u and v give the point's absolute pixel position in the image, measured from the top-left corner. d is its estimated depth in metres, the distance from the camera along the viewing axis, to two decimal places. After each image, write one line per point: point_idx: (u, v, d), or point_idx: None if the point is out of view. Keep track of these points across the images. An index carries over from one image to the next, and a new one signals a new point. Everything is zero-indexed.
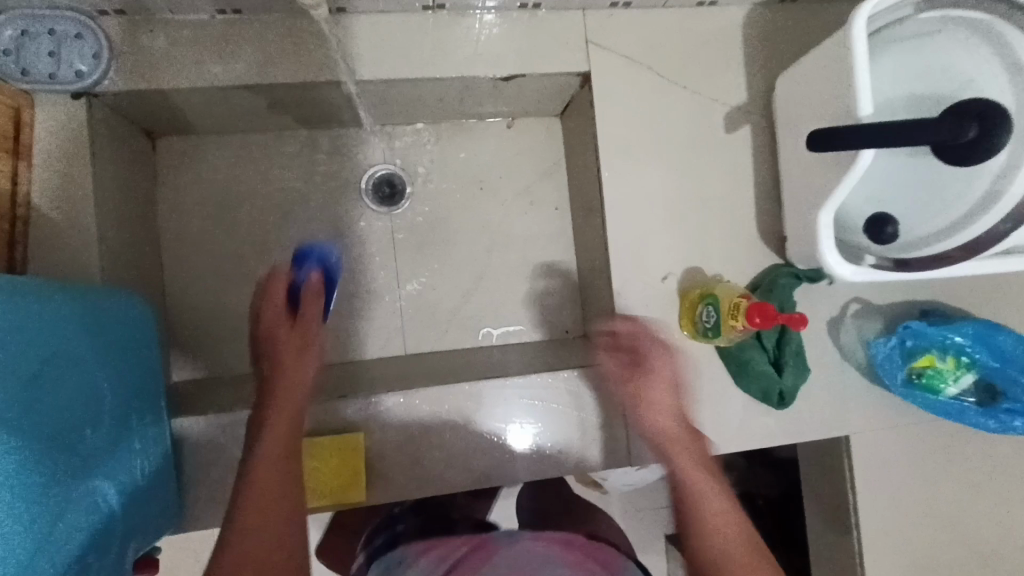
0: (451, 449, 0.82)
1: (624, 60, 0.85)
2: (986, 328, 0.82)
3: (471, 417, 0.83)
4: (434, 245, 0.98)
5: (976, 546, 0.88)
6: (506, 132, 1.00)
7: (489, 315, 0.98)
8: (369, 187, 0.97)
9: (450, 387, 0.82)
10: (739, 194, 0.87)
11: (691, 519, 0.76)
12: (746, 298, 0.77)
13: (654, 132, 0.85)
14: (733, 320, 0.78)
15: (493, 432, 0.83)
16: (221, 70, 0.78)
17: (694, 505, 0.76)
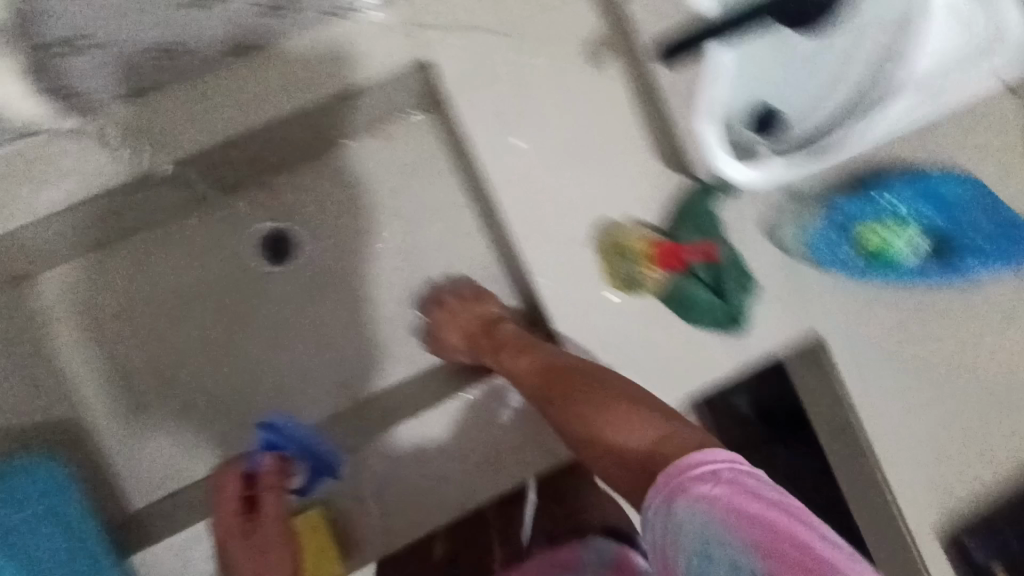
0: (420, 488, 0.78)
1: (458, 33, 0.78)
2: (920, 181, 0.75)
3: (429, 450, 0.79)
4: (349, 289, 0.92)
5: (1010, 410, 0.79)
6: (380, 144, 0.92)
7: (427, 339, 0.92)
8: (261, 248, 0.91)
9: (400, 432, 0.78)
10: (627, 128, 0.79)
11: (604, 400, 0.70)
12: (656, 240, 0.77)
13: (516, 97, 0.78)
14: (651, 264, 0.76)
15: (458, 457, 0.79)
16: (43, 195, 0.72)
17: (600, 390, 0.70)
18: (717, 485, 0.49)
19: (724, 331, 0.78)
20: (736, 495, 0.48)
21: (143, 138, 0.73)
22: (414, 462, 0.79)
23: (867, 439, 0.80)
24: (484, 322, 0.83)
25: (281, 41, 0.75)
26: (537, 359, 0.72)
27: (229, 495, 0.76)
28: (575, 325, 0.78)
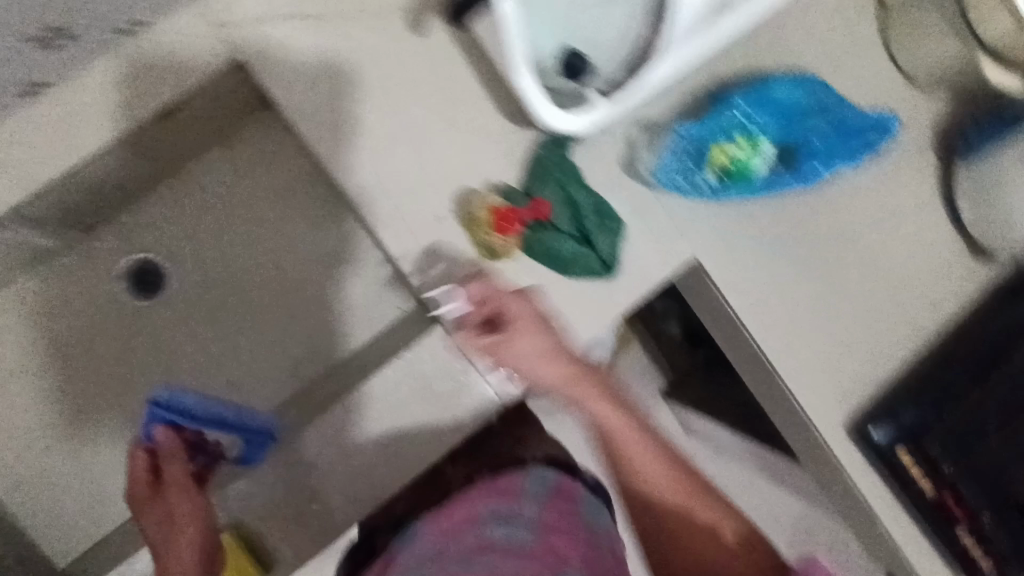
0: (334, 494, 0.76)
1: (265, 26, 0.74)
2: (753, 91, 0.74)
3: (331, 456, 0.75)
4: (246, 296, 0.97)
5: (880, 290, 0.83)
6: (228, 153, 0.96)
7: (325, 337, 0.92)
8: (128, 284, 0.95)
9: (301, 446, 0.75)
10: (465, 89, 0.76)
11: (623, 470, 0.67)
12: (492, 206, 0.75)
13: (342, 79, 0.74)
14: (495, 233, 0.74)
15: (362, 456, 0.76)
16: None
17: (617, 455, 0.67)
18: None
19: (599, 277, 0.77)
20: None
21: None
22: (321, 470, 0.76)
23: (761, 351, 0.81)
24: (560, 352, 0.68)
25: (81, 70, 0.72)
26: (666, 461, 0.66)
27: (139, 470, 0.73)
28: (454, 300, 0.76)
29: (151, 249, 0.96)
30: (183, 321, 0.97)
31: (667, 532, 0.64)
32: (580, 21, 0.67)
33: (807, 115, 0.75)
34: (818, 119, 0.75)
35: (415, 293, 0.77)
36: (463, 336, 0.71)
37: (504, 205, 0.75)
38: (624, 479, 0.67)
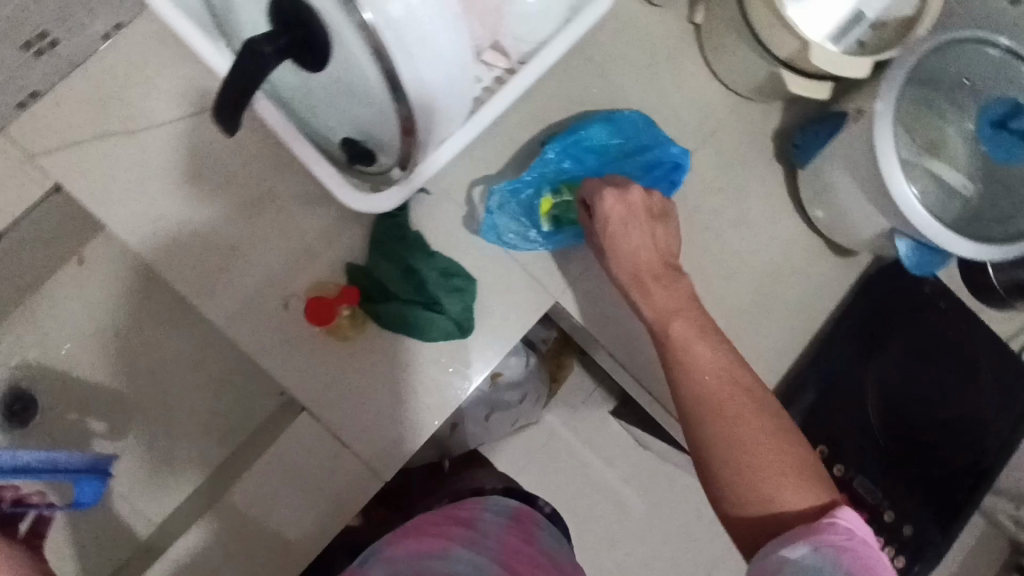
0: None
1: (81, 145, 0.73)
2: (570, 138, 0.76)
3: (219, 559, 0.73)
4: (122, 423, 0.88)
5: (756, 299, 0.82)
6: (85, 270, 0.90)
7: (213, 436, 0.88)
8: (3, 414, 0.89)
9: (185, 556, 0.73)
10: (295, 176, 0.78)
11: (675, 378, 0.63)
12: (316, 296, 0.75)
13: (171, 186, 0.75)
14: (334, 318, 0.74)
15: (250, 558, 0.74)
16: None
17: (677, 365, 0.64)
18: (835, 537, 0.50)
19: (455, 339, 0.76)
20: (854, 553, 0.50)
21: None
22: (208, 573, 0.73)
23: (644, 378, 0.80)
24: (672, 260, 0.71)
25: None
26: (682, 295, 0.68)
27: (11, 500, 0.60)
28: (318, 386, 0.75)
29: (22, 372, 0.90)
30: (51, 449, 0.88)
31: (721, 461, 0.58)
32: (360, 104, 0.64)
33: (622, 150, 0.78)
34: (633, 154, 0.78)
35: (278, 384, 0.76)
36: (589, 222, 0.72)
37: (329, 294, 0.76)
38: (694, 382, 0.62)
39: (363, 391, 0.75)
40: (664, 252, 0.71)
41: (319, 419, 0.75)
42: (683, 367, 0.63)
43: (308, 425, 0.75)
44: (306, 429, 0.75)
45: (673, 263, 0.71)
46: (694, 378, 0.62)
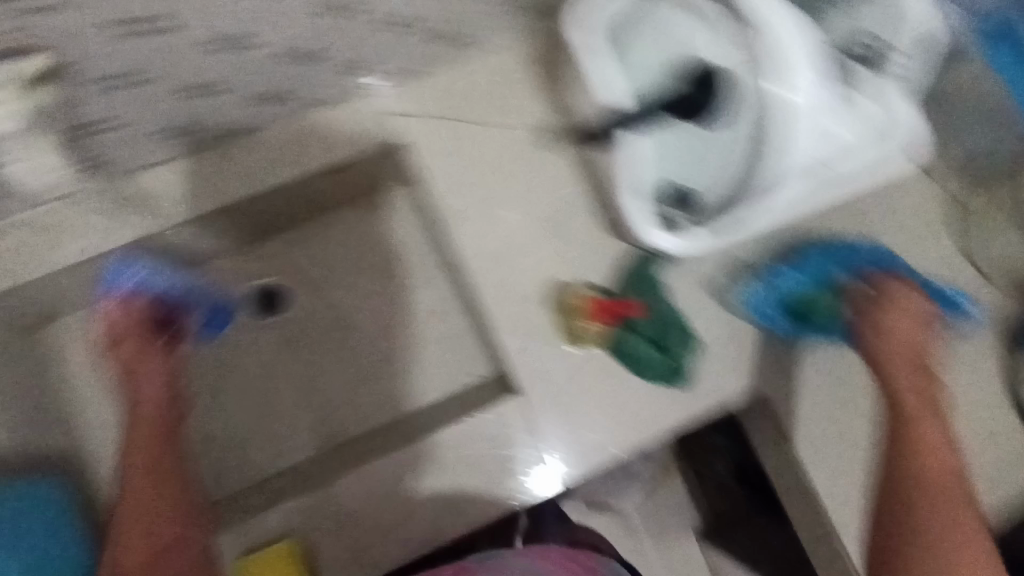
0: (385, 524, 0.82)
1: (433, 121, 0.89)
2: (834, 249, 0.86)
3: (395, 489, 0.83)
4: (336, 351, 0.99)
5: None
6: (363, 215, 1.03)
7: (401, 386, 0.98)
8: (250, 304, 1.00)
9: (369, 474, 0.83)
10: (582, 201, 0.89)
11: (898, 440, 0.75)
12: (594, 296, 0.85)
13: (483, 174, 0.89)
14: (588, 321, 0.84)
15: (418, 498, 0.83)
16: (62, 254, 0.82)
17: (903, 430, 0.75)
18: None
19: (669, 383, 0.85)
20: None
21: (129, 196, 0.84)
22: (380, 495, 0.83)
23: (814, 487, 0.84)
24: (920, 365, 0.79)
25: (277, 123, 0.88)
26: (924, 384, 0.78)
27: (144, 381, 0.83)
28: (533, 376, 0.86)
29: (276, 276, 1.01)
30: (268, 346, 0.99)
31: (917, 521, 0.71)
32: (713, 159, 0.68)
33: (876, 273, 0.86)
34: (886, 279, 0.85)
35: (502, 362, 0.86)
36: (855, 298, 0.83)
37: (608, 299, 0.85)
38: (916, 452, 0.74)
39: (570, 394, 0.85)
40: (917, 347, 0.80)
41: (523, 404, 0.85)
42: (910, 438, 0.75)
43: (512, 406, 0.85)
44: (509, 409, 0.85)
45: (921, 362, 0.80)
46: (918, 449, 0.74)
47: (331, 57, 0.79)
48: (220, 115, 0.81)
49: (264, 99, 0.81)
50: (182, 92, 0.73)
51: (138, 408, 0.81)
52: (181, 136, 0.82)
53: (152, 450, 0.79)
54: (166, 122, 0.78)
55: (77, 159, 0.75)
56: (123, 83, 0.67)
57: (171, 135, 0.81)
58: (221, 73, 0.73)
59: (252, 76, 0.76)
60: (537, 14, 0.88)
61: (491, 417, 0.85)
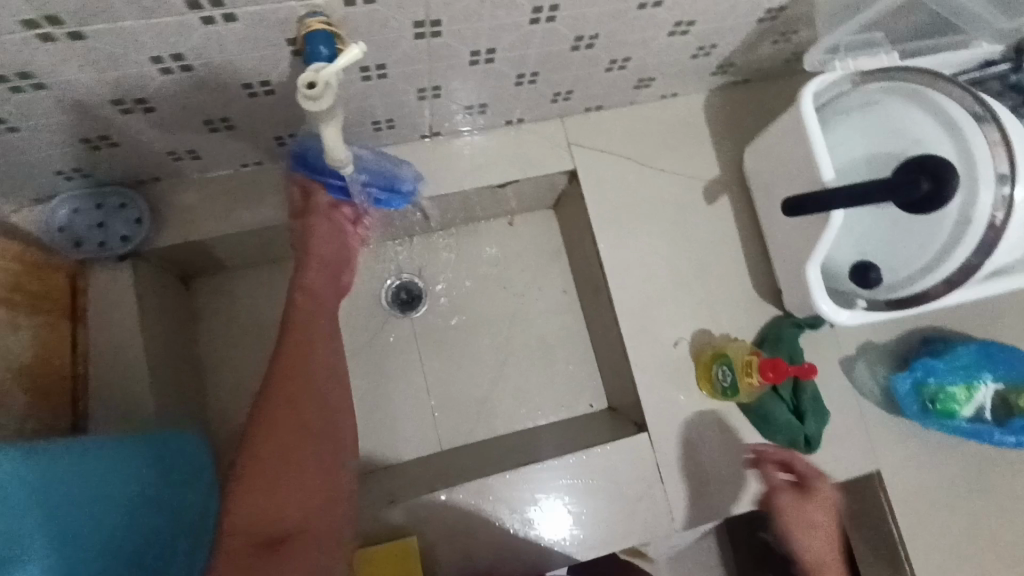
0: (504, 533, 0.85)
1: (608, 154, 0.95)
2: (980, 350, 0.87)
3: (516, 501, 0.86)
4: (460, 353, 1.03)
5: None
6: (508, 230, 1.07)
7: (517, 400, 1.02)
8: (389, 296, 1.03)
9: (492, 480, 0.86)
10: (731, 258, 0.95)
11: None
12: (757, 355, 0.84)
13: (645, 214, 0.94)
14: (750, 377, 0.83)
15: (531, 514, 0.86)
16: (249, 215, 0.86)
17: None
18: None
19: (797, 450, 0.87)
20: None
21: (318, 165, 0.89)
22: (501, 503, 0.86)
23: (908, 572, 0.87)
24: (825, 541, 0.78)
25: (463, 135, 0.93)
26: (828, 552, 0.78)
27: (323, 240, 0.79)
28: (663, 416, 0.89)
29: (416, 274, 1.04)
30: (398, 338, 1.02)
31: None
32: (904, 244, 0.74)
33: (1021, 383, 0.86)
34: None
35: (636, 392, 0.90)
36: (781, 499, 0.80)
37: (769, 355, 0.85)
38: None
39: (697, 435, 0.89)
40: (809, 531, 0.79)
41: (650, 440, 0.88)
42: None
43: (640, 440, 0.88)
44: (636, 442, 0.88)
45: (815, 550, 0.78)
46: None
47: (542, 86, 0.84)
48: (427, 117, 0.85)
49: (469, 109, 0.86)
50: (415, 93, 0.78)
51: (287, 344, 0.75)
52: (387, 129, 0.86)
53: (290, 400, 0.73)
54: (383, 116, 0.82)
55: (298, 132, 0.80)
56: (375, 78, 0.72)
57: (380, 128, 0.85)
58: (452, 82, 0.77)
59: (471, 91, 0.81)
60: (725, 76, 0.94)
61: (619, 440, 0.89)
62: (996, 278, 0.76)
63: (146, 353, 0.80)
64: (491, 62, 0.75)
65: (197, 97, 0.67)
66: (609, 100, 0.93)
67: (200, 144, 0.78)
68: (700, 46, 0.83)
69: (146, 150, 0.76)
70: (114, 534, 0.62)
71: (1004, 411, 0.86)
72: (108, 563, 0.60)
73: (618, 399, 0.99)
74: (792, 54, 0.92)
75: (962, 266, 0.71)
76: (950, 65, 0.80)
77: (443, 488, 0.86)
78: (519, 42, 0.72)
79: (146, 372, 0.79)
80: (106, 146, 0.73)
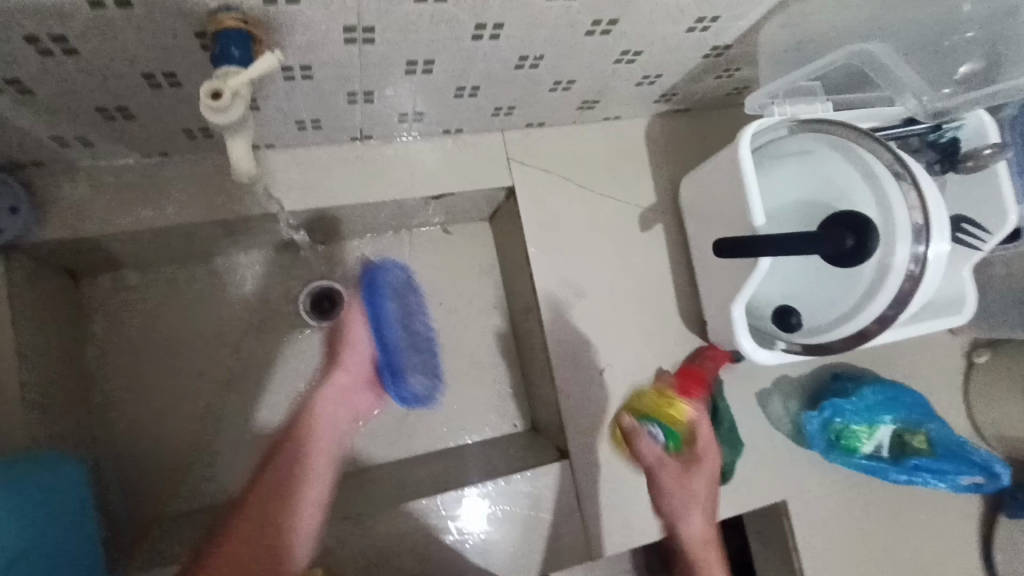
0: (417, 560, 0.82)
1: (546, 173, 0.92)
2: (886, 390, 0.91)
3: (431, 528, 0.83)
4: None
5: None
6: (441, 239, 1.03)
7: (440, 417, 0.99)
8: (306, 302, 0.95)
9: (409, 506, 0.83)
10: (661, 287, 0.95)
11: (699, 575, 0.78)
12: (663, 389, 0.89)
13: (581, 236, 0.93)
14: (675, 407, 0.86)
15: (447, 541, 0.83)
16: (150, 212, 0.78)
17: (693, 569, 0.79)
18: None
19: None
20: None
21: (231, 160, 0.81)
22: (414, 531, 0.83)
23: None
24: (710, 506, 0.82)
25: (401, 140, 0.87)
26: (710, 527, 0.81)
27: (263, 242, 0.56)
28: (586, 443, 0.89)
29: (341, 280, 0.98)
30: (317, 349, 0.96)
31: None
32: (823, 291, 0.76)
33: (918, 423, 0.91)
34: (925, 431, 0.91)
35: (561, 417, 0.89)
36: (664, 471, 0.83)
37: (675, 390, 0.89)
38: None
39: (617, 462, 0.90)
40: (699, 499, 0.82)
41: (572, 467, 0.88)
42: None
43: (562, 467, 0.88)
44: (559, 468, 0.88)
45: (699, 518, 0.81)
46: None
47: (485, 100, 0.80)
48: (359, 120, 0.79)
49: (405, 116, 0.81)
50: (345, 97, 0.72)
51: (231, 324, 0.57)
52: (313, 130, 0.79)
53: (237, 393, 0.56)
54: (309, 117, 0.75)
55: (210, 126, 0.72)
56: (300, 80, 0.66)
57: (305, 128, 0.78)
58: (387, 88, 0.72)
59: (408, 98, 0.76)
60: (667, 104, 0.93)
61: (540, 466, 0.88)
62: (903, 322, 0.81)
63: (18, 359, 0.70)
64: (430, 72, 0.70)
65: (88, 81, 0.59)
66: (551, 118, 0.90)
67: (93, 130, 0.69)
68: (646, 75, 0.81)
69: (26, 134, 0.67)
70: None
71: (900, 448, 0.91)
72: None
73: (542, 421, 0.98)
74: (733, 88, 0.92)
75: (878, 317, 0.74)
76: (875, 118, 0.82)
77: (355, 516, 0.82)
78: (462, 56, 0.67)
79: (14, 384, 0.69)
80: None
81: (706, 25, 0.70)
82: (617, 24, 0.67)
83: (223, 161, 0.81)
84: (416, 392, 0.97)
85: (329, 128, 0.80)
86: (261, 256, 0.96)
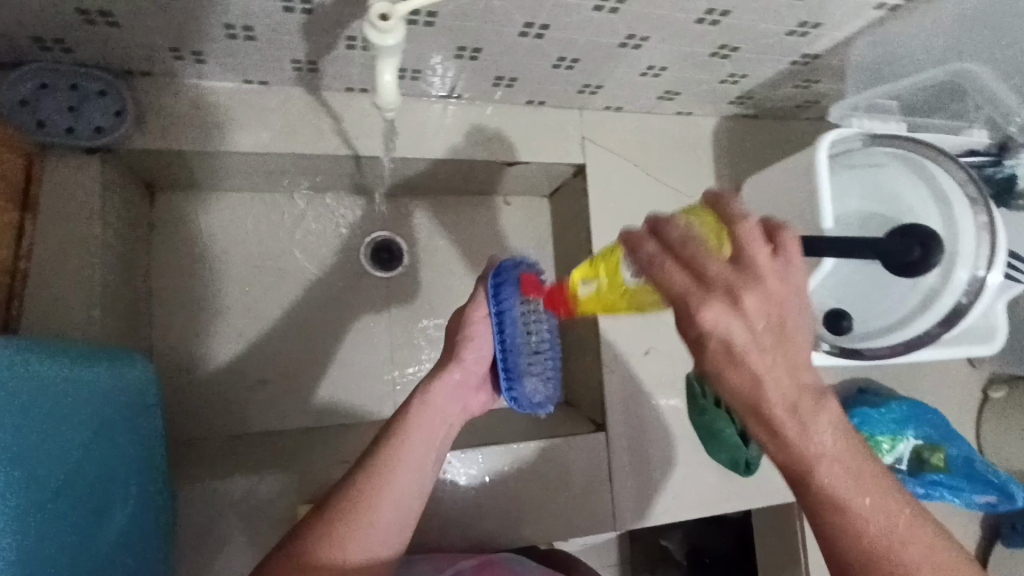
0: (449, 505, 0.85)
1: (616, 156, 0.96)
2: (911, 407, 0.95)
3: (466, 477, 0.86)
4: (430, 322, 1.01)
5: None
6: (499, 208, 1.06)
7: None
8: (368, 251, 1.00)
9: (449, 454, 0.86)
10: None
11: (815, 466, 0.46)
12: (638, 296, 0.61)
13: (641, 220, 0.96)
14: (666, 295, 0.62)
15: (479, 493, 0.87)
16: (243, 137, 0.80)
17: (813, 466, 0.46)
18: None
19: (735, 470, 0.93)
20: None
21: (326, 99, 0.83)
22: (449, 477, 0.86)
23: None
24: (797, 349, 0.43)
25: (486, 103, 0.90)
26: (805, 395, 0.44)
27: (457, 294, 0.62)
28: (621, 419, 0.92)
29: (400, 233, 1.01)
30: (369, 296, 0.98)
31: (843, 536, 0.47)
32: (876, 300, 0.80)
33: (938, 442, 0.95)
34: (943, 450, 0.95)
35: (601, 391, 0.93)
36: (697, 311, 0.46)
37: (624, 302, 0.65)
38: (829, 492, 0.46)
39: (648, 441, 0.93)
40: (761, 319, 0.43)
41: (605, 440, 0.91)
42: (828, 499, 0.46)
43: (596, 438, 0.91)
44: (592, 438, 0.91)
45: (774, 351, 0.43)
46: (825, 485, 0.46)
47: (577, 75, 0.83)
48: (454, 77, 0.82)
49: (499, 80, 0.84)
50: (452, 50, 0.74)
51: None
52: (410, 79, 0.82)
53: None
54: (411, 65, 0.78)
55: (319, 61, 0.75)
56: (421, 25, 0.68)
57: (404, 77, 0.81)
58: (493, 48, 0.75)
59: (509, 61, 0.78)
60: (740, 107, 0.97)
61: (576, 435, 0.91)
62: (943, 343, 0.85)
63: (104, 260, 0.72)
64: (540, 37, 0.73)
65: None
66: (630, 103, 0.94)
67: (210, 47, 0.71)
68: (732, 73, 0.85)
69: (147, 42, 0.69)
70: (52, 450, 0.57)
71: (918, 463, 0.94)
72: (45, 481, 0.55)
73: (576, 395, 1.01)
74: (804, 101, 0.96)
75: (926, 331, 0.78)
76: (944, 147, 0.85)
77: None
78: (575, 25, 0.70)
79: (98, 281, 0.71)
80: (103, 23, 0.65)
81: (806, 30, 0.74)
82: (727, 16, 0.70)
83: (317, 97, 0.83)
84: (530, 399, 0.74)
85: (424, 80, 0.83)
86: (327, 198, 0.99)
